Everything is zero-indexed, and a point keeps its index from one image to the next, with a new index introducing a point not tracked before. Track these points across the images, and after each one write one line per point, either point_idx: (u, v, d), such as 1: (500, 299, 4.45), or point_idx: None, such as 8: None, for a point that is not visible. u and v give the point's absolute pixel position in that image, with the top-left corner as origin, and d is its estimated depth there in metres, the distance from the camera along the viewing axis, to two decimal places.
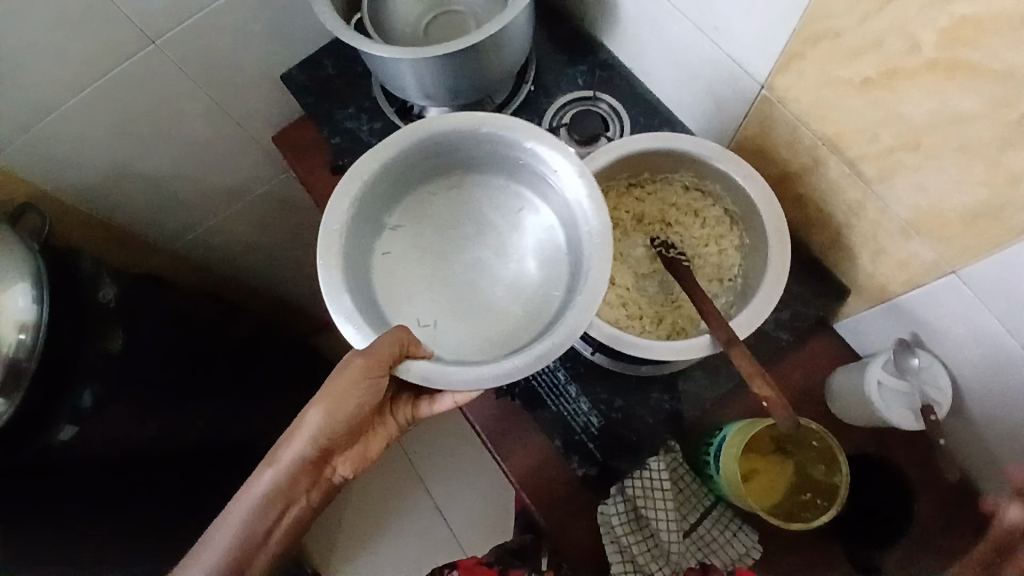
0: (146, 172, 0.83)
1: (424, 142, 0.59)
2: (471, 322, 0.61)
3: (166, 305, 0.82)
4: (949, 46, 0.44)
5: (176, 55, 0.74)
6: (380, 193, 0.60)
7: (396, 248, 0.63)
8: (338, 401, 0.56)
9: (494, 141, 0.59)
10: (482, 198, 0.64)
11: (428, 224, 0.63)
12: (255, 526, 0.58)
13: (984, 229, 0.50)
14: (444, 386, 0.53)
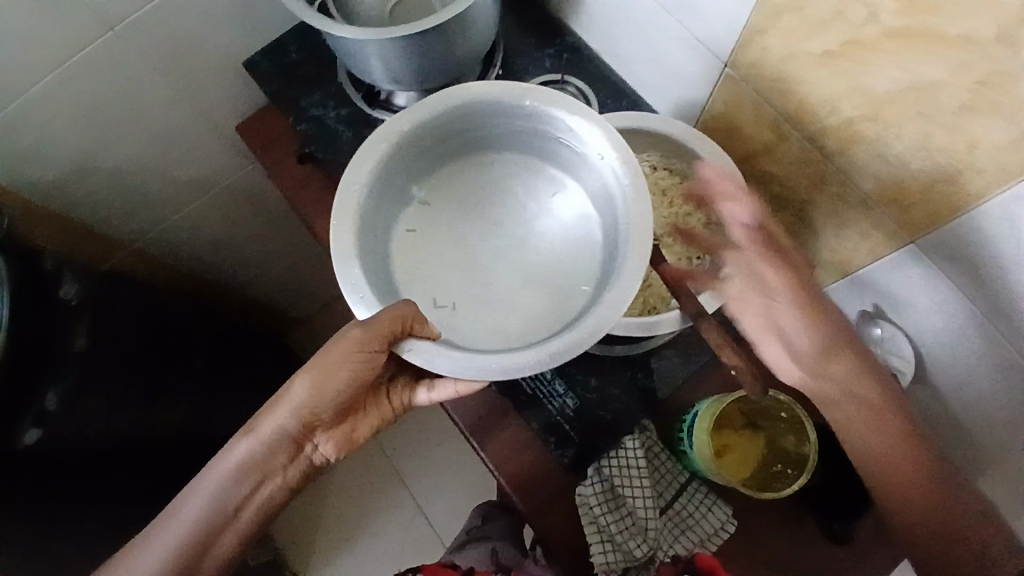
0: (106, 165, 0.80)
1: (467, 108, 0.58)
2: (489, 304, 0.61)
3: (134, 303, 0.83)
4: (909, 14, 0.46)
5: (135, 42, 0.72)
6: (412, 153, 0.60)
7: (416, 217, 0.63)
8: (326, 376, 0.55)
9: (533, 116, 0.59)
10: (516, 170, 0.64)
11: (455, 195, 0.64)
12: (230, 496, 0.57)
13: (942, 197, 0.52)
14: (445, 373, 0.53)
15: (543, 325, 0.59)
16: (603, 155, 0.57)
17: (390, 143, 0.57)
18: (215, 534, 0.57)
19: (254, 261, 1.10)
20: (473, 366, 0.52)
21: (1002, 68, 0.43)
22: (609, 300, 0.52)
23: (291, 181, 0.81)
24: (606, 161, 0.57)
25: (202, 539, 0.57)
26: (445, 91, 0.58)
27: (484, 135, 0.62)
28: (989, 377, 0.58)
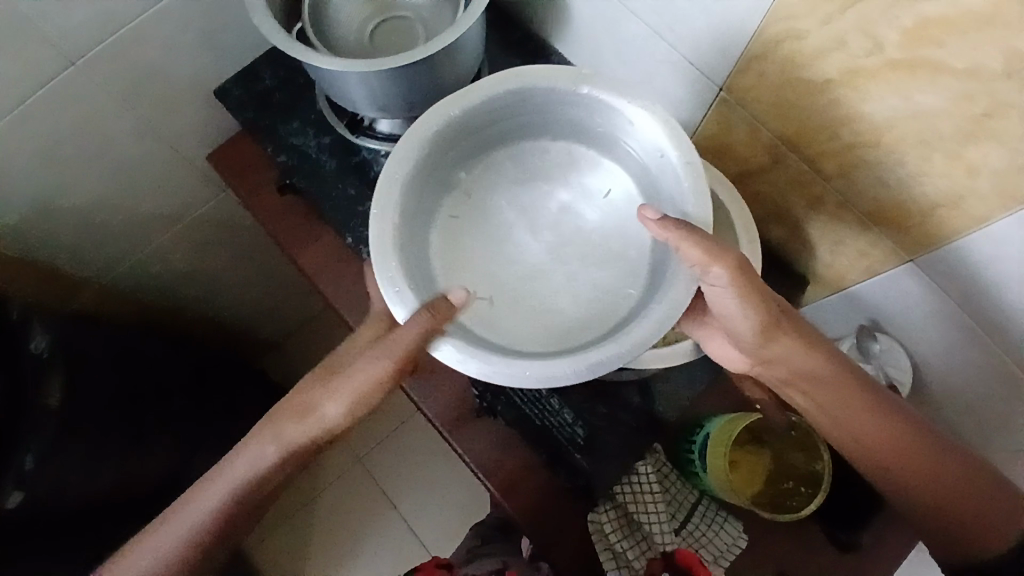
0: (70, 204, 0.75)
1: (523, 94, 0.58)
2: (532, 300, 0.60)
3: (105, 347, 0.79)
4: (911, 46, 0.47)
5: (99, 75, 0.67)
6: (460, 138, 0.59)
7: (460, 206, 0.62)
8: (355, 389, 0.56)
9: (590, 104, 0.58)
10: (563, 162, 0.63)
11: (500, 187, 0.63)
12: (252, 490, 0.59)
13: (942, 217, 0.54)
14: (477, 374, 0.52)
15: (587, 326, 0.58)
16: (661, 153, 0.56)
17: (438, 127, 0.57)
18: (236, 523, 0.60)
19: (226, 290, 1.05)
20: (511, 375, 0.51)
21: (1006, 100, 0.45)
22: (654, 314, 0.53)
23: (270, 213, 0.78)
24: (666, 158, 0.55)
25: (222, 527, 0.59)
26: (498, 77, 0.57)
27: (536, 124, 0.61)
28: (985, 383, 0.61)
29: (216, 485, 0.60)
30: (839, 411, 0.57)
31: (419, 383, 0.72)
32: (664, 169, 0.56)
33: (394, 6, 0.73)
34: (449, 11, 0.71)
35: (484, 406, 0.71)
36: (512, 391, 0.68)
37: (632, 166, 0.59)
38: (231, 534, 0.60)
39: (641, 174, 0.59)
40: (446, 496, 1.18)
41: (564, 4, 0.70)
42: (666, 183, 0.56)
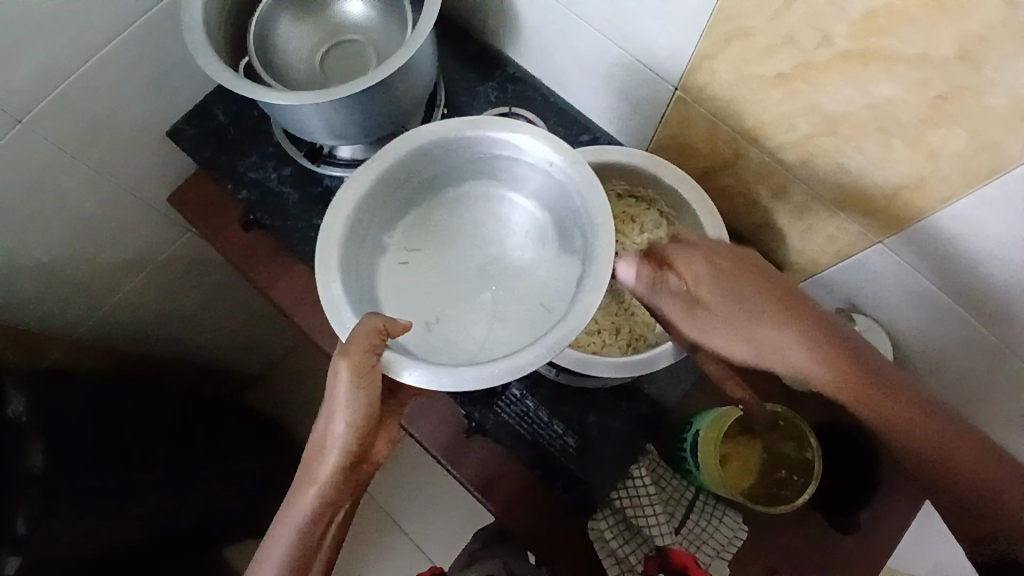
0: (31, 262, 0.74)
1: (421, 147, 0.54)
2: (496, 337, 0.56)
3: (84, 402, 0.77)
4: (861, 37, 0.47)
5: (49, 131, 0.66)
6: (377, 207, 0.56)
7: (396, 273, 0.58)
8: (356, 406, 0.52)
9: (476, 144, 0.55)
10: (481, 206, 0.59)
11: (429, 241, 0.59)
12: (303, 553, 0.54)
13: (906, 200, 0.54)
14: (450, 387, 0.49)
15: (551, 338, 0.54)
16: (552, 162, 0.54)
17: (352, 201, 0.53)
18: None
19: (202, 327, 1.04)
20: (481, 377, 0.48)
21: (962, 84, 0.45)
22: (586, 298, 0.50)
23: (236, 252, 0.77)
24: (557, 165, 0.53)
25: None
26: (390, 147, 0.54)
27: (447, 177, 0.58)
28: (965, 355, 0.62)
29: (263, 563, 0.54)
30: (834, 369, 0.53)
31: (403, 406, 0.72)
32: (561, 176, 0.54)
33: (343, 30, 0.71)
34: (399, 31, 0.70)
35: (473, 426, 0.70)
36: (500, 410, 0.69)
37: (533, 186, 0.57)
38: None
39: (551, 195, 0.56)
40: (449, 507, 1.18)
41: (512, 14, 0.70)
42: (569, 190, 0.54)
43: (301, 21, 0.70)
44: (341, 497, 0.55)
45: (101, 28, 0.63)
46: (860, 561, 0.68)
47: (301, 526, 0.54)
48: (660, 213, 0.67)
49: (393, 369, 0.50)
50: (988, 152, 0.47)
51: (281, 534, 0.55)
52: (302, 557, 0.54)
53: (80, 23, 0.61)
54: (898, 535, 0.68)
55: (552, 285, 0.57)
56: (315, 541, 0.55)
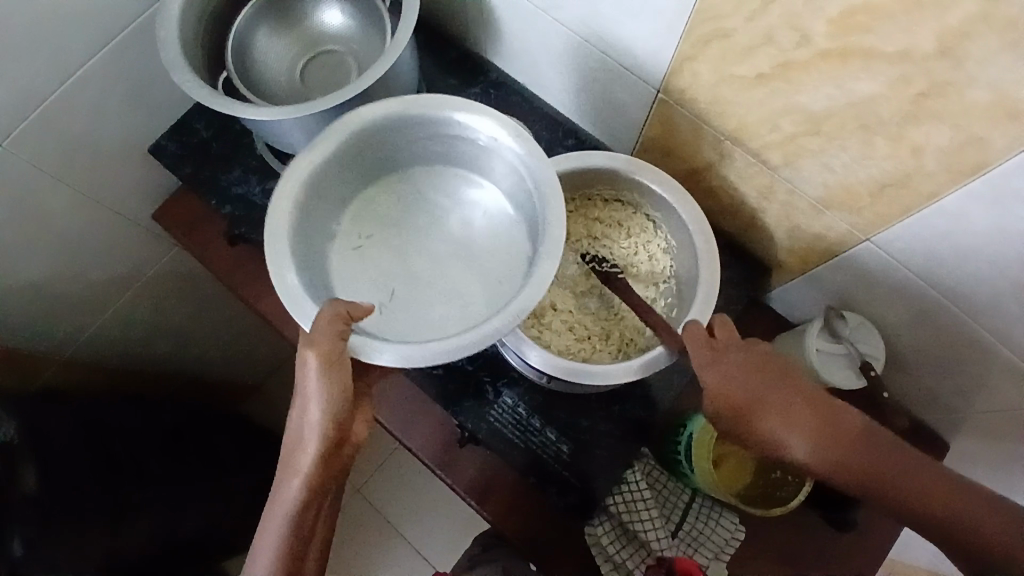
0: (17, 284, 0.73)
1: (363, 131, 0.56)
2: (441, 308, 0.60)
3: (75, 423, 0.77)
4: (840, 35, 0.46)
5: (30, 152, 0.65)
6: (322, 189, 0.58)
7: (344, 248, 0.62)
8: (331, 395, 0.52)
9: (425, 122, 0.57)
10: (424, 182, 0.63)
11: (372, 218, 0.63)
12: (296, 545, 0.53)
13: (893, 197, 0.54)
14: (424, 363, 0.51)
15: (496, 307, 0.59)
16: (496, 138, 0.56)
17: (299, 186, 0.55)
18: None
19: (194, 340, 1.04)
20: (445, 351, 0.50)
21: (943, 79, 0.44)
22: (544, 271, 0.51)
23: (224, 267, 0.76)
24: (501, 142, 0.56)
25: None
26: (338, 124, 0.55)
27: (387, 154, 0.61)
28: (955, 348, 0.61)
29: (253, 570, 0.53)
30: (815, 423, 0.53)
31: (392, 417, 0.71)
32: (505, 152, 0.57)
33: (322, 41, 0.70)
34: (378, 40, 0.69)
35: (466, 435, 0.69)
36: (491, 417, 0.68)
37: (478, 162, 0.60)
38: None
39: (492, 168, 0.60)
40: (449, 512, 1.18)
41: (491, 19, 0.69)
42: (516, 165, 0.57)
43: (279, 33, 0.70)
44: (326, 489, 0.54)
45: (76, 48, 0.62)
46: (857, 558, 0.68)
47: (288, 526, 0.53)
48: (648, 217, 0.67)
49: (364, 352, 0.52)
50: (972, 147, 0.46)
51: (269, 537, 0.53)
52: (294, 558, 0.53)
53: (54, 44, 0.61)
54: (895, 532, 0.68)
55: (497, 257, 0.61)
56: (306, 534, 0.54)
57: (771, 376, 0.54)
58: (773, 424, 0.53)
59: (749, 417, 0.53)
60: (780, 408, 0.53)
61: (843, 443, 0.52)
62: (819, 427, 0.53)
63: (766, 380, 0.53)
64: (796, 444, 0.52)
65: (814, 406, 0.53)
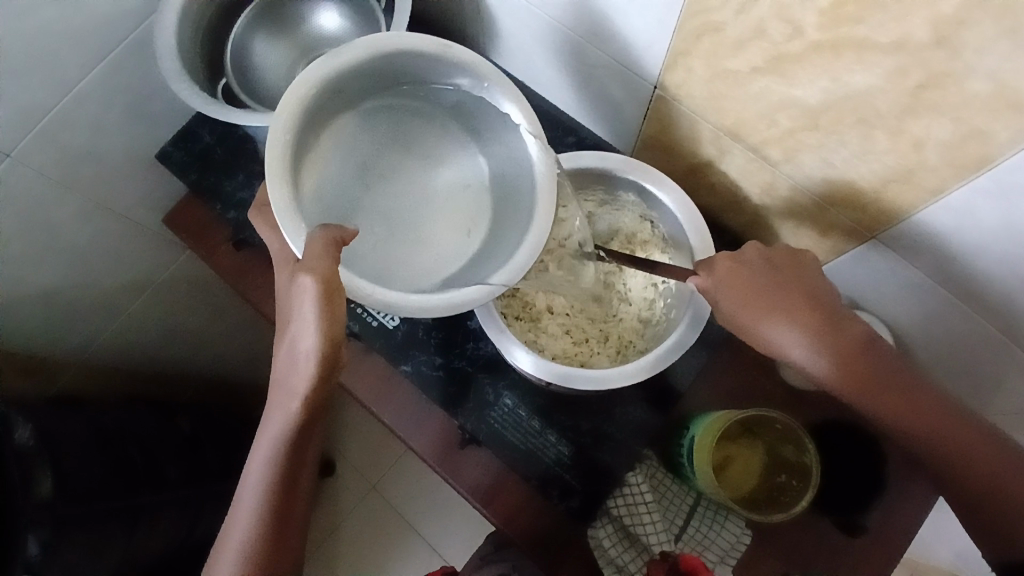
0: (34, 291, 0.76)
1: (389, 59, 0.51)
2: (416, 259, 0.54)
3: (90, 428, 0.79)
4: (832, 27, 0.44)
5: (39, 162, 0.67)
6: (327, 102, 0.51)
7: (324, 166, 0.53)
8: (324, 324, 0.51)
9: (450, 66, 0.52)
10: (424, 122, 0.56)
11: (360, 147, 0.54)
12: (289, 464, 0.58)
13: (897, 191, 0.52)
14: (403, 312, 0.50)
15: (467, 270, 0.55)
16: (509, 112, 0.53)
17: (309, 94, 0.49)
18: (293, 490, 0.59)
19: (208, 341, 1.06)
20: (421, 307, 0.51)
21: (941, 71, 0.42)
22: (523, 257, 0.52)
23: (229, 271, 0.77)
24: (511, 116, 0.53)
25: (279, 502, 0.58)
26: (368, 43, 0.50)
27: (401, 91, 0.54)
28: (968, 346, 0.59)
29: (254, 466, 0.58)
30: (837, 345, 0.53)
31: (395, 416, 0.71)
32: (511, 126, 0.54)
33: (318, 45, 0.70)
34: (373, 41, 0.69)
35: (467, 436, 0.69)
36: (490, 418, 0.68)
37: (488, 115, 0.55)
38: (292, 500, 0.59)
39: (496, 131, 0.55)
40: (466, 509, 1.18)
41: (487, 17, 0.68)
42: (519, 138, 0.54)
43: (276, 39, 0.70)
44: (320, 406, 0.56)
45: (77, 61, 0.64)
46: (868, 564, 0.66)
47: (287, 436, 0.57)
48: (646, 219, 0.66)
49: (353, 286, 0.50)
50: (974, 141, 0.44)
51: (269, 439, 0.57)
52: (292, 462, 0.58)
53: (54, 57, 0.62)
54: (906, 538, 0.66)
55: (475, 217, 0.56)
56: (299, 455, 0.58)
57: (793, 296, 0.54)
58: (784, 332, 0.53)
59: (757, 323, 0.54)
60: (796, 319, 0.53)
61: (851, 356, 0.52)
62: (833, 342, 0.52)
63: (788, 295, 0.54)
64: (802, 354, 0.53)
65: (829, 317, 0.53)
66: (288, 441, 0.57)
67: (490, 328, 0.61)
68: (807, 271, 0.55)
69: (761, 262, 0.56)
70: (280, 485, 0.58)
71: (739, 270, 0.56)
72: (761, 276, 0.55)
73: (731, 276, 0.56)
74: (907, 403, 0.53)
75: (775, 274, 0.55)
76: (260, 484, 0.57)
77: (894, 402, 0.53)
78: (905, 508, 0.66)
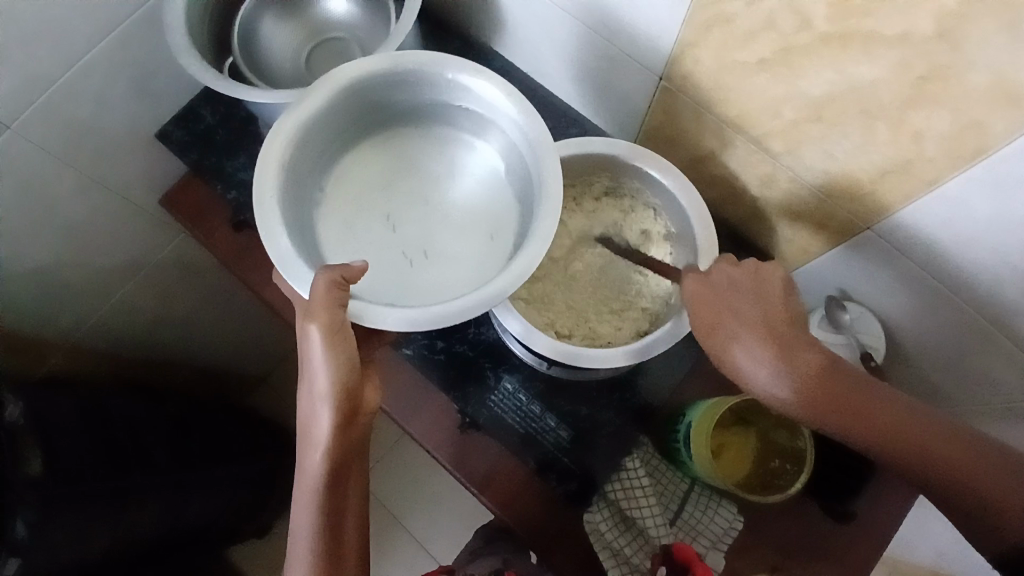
0: (25, 269, 0.74)
1: (352, 88, 0.57)
2: (438, 267, 0.61)
3: (79, 408, 0.77)
4: (841, 19, 0.46)
5: (38, 135, 0.66)
6: (307, 149, 0.58)
7: (339, 213, 0.62)
8: (340, 361, 0.51)
9: (413, 79, 0.58)
10: (412, 146, 0.64)
11: (360, 182, 0.63)
12: (328, 516, 0.54)
13: (894, 184, 0.54)
14: (431, 325, 0.51)
15: (487, 267, 0.61)
16: (490, 104, 0.58)
17: (287, 145, 0.55)
18: (341, 557, 0.54)
19: (196, 326, 1.05)
20: (446, 313, 0.51)
21: (942, 63, 0.44)
22: (544, 230, 0.53)
23: (227, 252, 0.77)
24: (497, 111, 0.58)
25: (328, 560, 0.53)
26: (327, 80, 0.56)
27: (382, 110, 0.61)
28: (957, 339, 0.61)
29: (297, 527, 0.54)
30: (819, 387, 0.50)
31: (394, 404, 0.70)
32: (503, 122, 0.58)
33: (327, 29, 0.71)
34: (382, 27, 0.69)
35: (466, 420, 0.69)
36: (491, 402, 0.69)
37: (470, 119, 0.61)
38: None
39: (485, 126, 0.61)
40: (453, 502, 1.18)
41: (495, 7, 0.69)
42: (509, 124, 0.58)
43: (285, 20, 0.70)
44: (348, 450, 0.54)
45: (82, 35, 0.63)
46: (856, 547, 0.67)
47: (319, 489, 0.53)
48: (649, 207, 0.68)
49: (366, 317, 0.52)
50: (971, 132, 0.46)
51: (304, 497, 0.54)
52: (332, 515, 0.54)
53: (61, 29, 0.61)
54: (894, 524, 0.68)
55: (488, 214, 0.63)
56: (337, 508, 0.54)
57: (748, 312, 0.53)
58: (751, 357, 0.51)
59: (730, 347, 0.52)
60: (760, 342, 0.51)
61: (818, 379, 0.50)
62: (788, 358, 0.50)
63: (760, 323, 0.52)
64: (767, 377, 0.50)
65: (792, 346, 0.51)
66: (323, 494, 0.53)
67: (513, 327, 0.61)
68: (770, 281, 0.55)
69: (728, 283, 0.55)
70: (327, 540, 0.54)
71: (709, 290, 0.55)
72: (736, 296, 0.54)
73: (699, 298, 0.55)
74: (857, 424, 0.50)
75: (756, 298, 0.54)
76: (307, 553, 0.53)
77: (870, 429, 0.50)
78: (893, 494, 0.68)
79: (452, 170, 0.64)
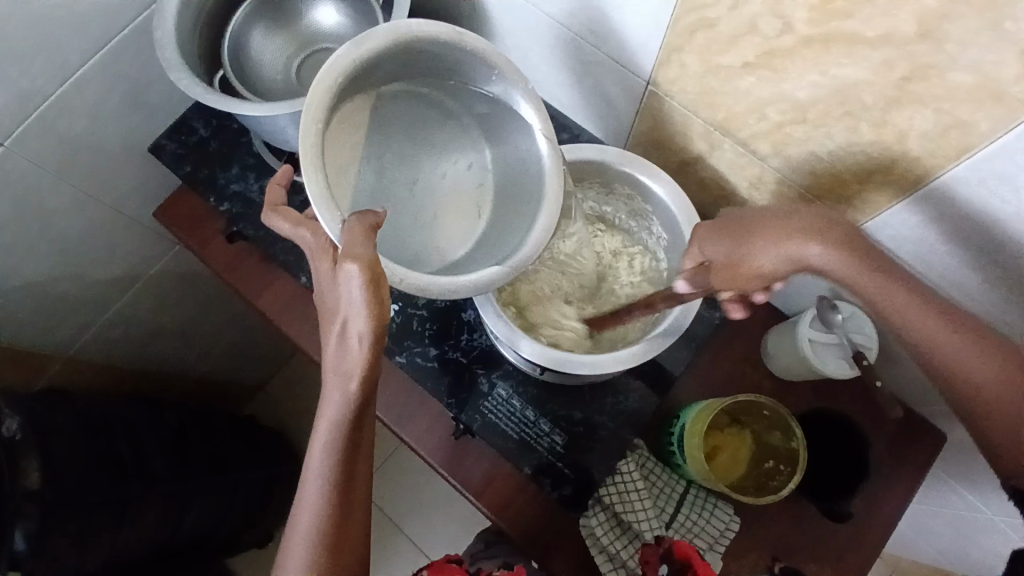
0: (22, 283, 0.75)
1: (410, 44, 0.51)
2: (417, 233, 0.55)
3: (77, 420, 0.78)
4: (822, 21, 0.46)
5: (33, 151, 0.66)
6: (345, 86, 0.51)
7: (343, 148, 0.52)
8: (376, 314, 0.46)
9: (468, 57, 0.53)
10: (425, 111, 0.57)
11: (372, 127, 0.55)
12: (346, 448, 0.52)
13: (883, 180, 0.54)
14: (435, 297, 0.50)
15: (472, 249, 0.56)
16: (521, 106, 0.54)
17: (336, 79, 0.49)
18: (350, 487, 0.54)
19: (194, 336, 1.06)
20: (450, 290, 0.50)
21: (925, 63, 0.44)
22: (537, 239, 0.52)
23: (221, 262, 0.77)
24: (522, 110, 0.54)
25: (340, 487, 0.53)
26: (393, 31, 0.50)
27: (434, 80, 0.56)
28: None
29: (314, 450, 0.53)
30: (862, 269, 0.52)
31: (389, 409, 0.71)
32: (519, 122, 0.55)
33: (316, 40, 0.72)
34: None
35: (461, 427, 0.69)
36: (484, 408, 0.69)
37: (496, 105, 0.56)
38: (349, 513, 0.54)
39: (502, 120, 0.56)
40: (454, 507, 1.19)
41: (482, 15, 0.70)
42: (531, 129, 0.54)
43: (274, 33, 0.71)
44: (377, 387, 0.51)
45: (74, 52, 0.64)
46: (856, 545, 0.68)
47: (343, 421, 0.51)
48: (637, 215, 0.68)
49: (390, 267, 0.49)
50: (956, 130, 0.46)
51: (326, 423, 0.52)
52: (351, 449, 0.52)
53: (53, 46, 0.62)
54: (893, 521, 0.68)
55: (477, 195, 0.58)
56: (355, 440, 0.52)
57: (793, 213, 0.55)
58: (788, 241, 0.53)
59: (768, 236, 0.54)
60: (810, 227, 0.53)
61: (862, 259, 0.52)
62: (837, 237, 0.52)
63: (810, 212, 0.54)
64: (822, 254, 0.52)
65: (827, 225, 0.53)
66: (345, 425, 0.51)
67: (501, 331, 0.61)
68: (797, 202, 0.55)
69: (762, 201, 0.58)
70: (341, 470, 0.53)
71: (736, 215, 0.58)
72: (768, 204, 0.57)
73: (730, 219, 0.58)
74: (978, 342, 0.49)
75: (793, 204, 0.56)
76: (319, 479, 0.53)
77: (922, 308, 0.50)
78: (892, 492, 0.69)
79: (457, 144, 0.58)
